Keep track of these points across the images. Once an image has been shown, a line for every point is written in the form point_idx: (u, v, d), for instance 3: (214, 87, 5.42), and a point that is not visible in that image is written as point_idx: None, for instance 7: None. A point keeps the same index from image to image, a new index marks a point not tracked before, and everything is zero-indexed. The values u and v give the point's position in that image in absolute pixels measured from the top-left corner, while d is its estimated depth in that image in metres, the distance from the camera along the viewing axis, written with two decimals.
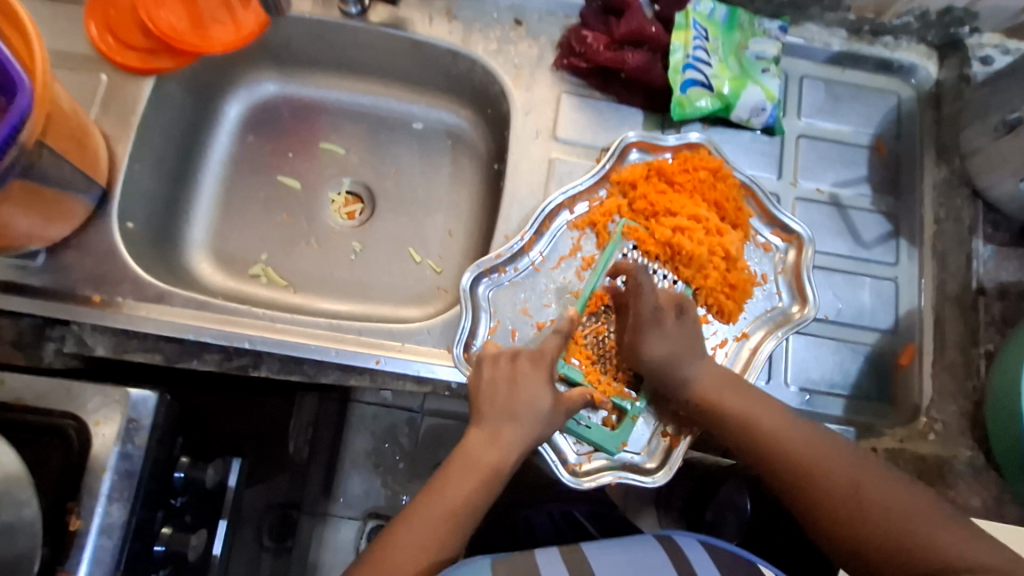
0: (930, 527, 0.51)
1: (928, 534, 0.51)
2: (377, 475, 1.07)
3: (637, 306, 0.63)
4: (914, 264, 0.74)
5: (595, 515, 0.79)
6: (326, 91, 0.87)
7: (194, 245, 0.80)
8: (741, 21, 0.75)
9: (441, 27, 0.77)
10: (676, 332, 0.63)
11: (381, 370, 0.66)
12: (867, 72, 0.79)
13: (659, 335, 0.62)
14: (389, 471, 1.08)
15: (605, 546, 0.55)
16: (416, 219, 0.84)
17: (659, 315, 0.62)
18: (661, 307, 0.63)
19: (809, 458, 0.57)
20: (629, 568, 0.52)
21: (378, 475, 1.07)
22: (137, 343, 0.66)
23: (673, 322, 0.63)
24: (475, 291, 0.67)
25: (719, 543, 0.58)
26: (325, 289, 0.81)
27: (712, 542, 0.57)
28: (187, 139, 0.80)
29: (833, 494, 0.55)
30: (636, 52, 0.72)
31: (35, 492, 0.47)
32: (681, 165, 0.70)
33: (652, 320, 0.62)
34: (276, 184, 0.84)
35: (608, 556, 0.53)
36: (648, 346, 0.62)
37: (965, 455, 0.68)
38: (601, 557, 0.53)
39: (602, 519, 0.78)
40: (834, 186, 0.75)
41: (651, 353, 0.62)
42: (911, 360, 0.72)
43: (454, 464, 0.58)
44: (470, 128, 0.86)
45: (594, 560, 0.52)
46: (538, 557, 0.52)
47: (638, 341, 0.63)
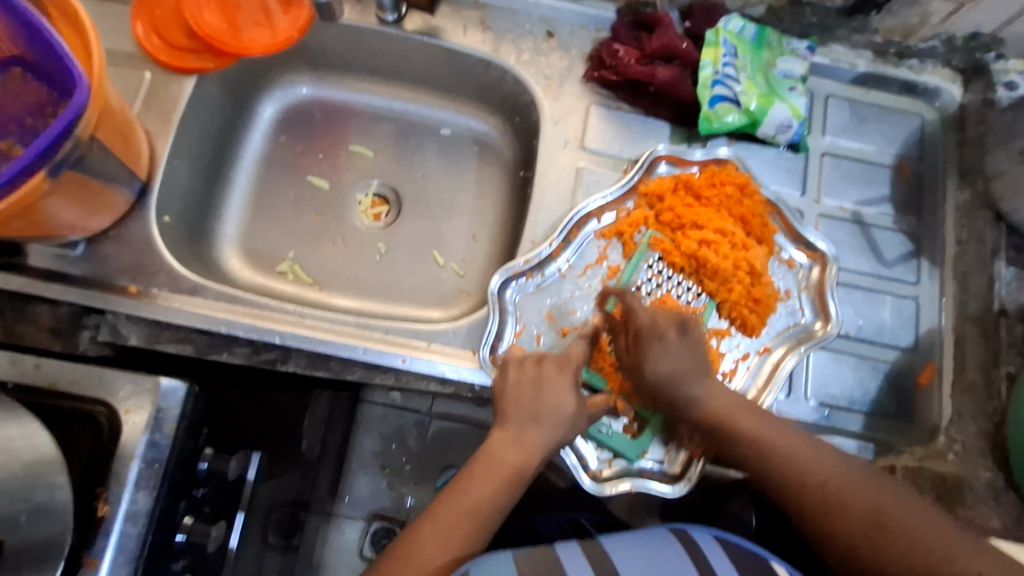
0: (956, 556, 0.51)
1: (953, 563, 0.51)
2: (384, 476, 1.08)
3: (633, 320, 0.63)
4: (935, 284, 0.75)
5: (601, 523, 0.78)
6: (358, 95, 0.89)
7: (225, 240, 0.82)
8: (769, 39, 0.76)
9: (475, 37, 0.79)
10: (680, 347, 0.62)
11: (406, 369, 0.67)
12: (892, 94, 0.80)
13: (662, 350, 0.61)
14: (396, 472, 1.09)
15: (624, 539, 0.56)
16: (439, 224, 0.86)
17: (659, 330, 0.61)
18: (659, 322, 0.62)
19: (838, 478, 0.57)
20: (648, 567, 0.53)
21: (384, 477, 1.08)
22: (170, 334, 0.68)
23: (676, 341, 0.62)
24: (503, 295, 0.68)
25: (732, 538, 0.58)
26: (350, 288, 0.82)
27: (726, 538, 0.58)
28: (223, 137, 0.82)
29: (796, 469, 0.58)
30: (666, 67, 0.74)
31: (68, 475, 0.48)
32: (708, 180, 0.72)
33: (650, 335, 0.62)
34: (305, 185, 0.86)
35: (629, 553, 0.54)
36: (650, 364, 0.61)
37: (984, 477, 0.68)
38: (623, 557, 0.53)
39: (606, 526, 0.77)
40: (857, 204, 0.76)
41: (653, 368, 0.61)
42: (931, 380, 0.72)
43: (477, 462, 0.59)
44: (498, 136, 0.88)
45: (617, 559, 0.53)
46: (559, 551, 0.53)
47: (638, 358, 0.62)
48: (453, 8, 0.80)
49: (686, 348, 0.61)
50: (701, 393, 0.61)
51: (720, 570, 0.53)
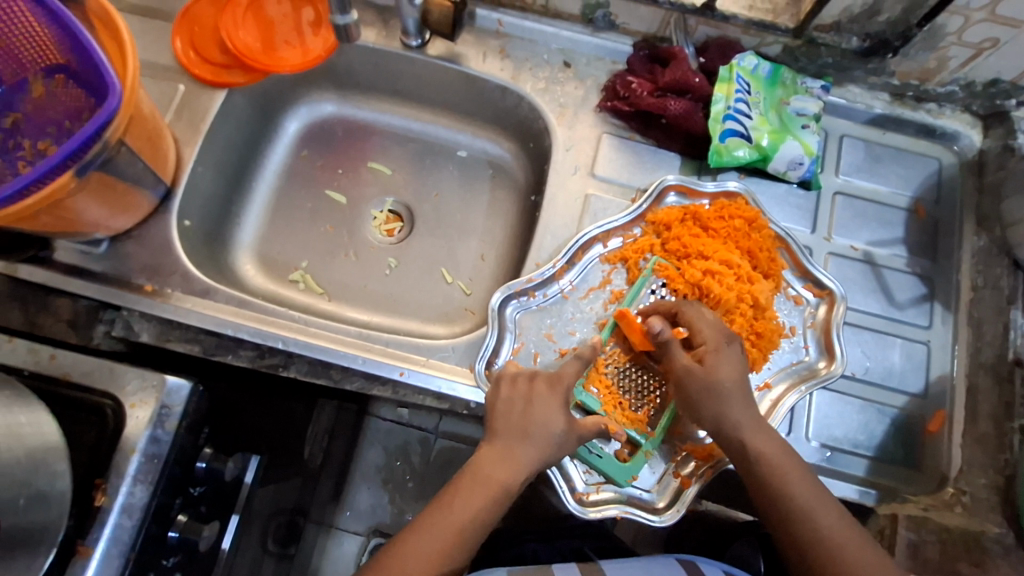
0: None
1: None
2: (385, 491, 1.09)
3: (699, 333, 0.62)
4: (948, 329, 0.73)
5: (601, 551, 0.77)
6: (380, 115, 0.92)
7: (241, 247, 0.85)
8: (784, 77, 0.76)
9: (493, 64, 0.82)
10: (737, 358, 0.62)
11: (403, 382, 0.68)
12: (908, 136, 0.80)
13: (726, 356, 0.61)
14: (397, 489, 1.09)
15: (628, 564, 0.65)
16: (451, 243, 0.88)
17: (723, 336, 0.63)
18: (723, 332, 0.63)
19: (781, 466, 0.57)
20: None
21: (386, 492, 1.09)
22: (179, 333, 0.70)
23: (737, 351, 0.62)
24: (503, 311, 0.69)
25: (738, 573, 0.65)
26: (357, 299, 0.84)
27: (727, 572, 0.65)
28: (248, 149, 0.86)
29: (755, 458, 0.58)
30: (678, 100, 0.75)
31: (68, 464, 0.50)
32: (717, 212, 0.73)
33: (716, 340, 0.62)
34: (323, 197, 0.89)
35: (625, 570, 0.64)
36: (718, 371, 0.60)
37: (993, 532, 0.64)
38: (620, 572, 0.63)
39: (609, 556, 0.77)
40: (869, 244, 0.75)
41: (721, 378, 0.60)
42: (940, 428, 0.69)
43: (465, 477, 0.58)
44: (512, 159, 0.89)
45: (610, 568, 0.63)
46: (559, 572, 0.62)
47: (709, 364, 0.60)
48: (474, 35, 0.82)
49: (735, 383, 0.60)
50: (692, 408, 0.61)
51: None
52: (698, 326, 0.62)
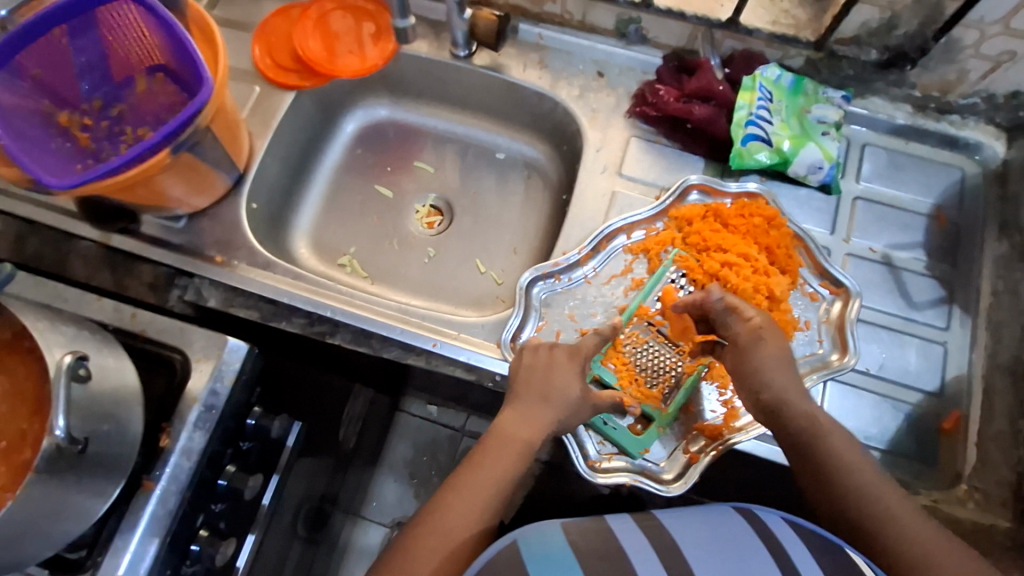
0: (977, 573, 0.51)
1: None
2: (411, 485, 1.15)
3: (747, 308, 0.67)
4: (966, 332, 0.74)
5: None
6: (428, 119, 1.01)
7: (298, 232, 0.94)
8: (807, 87, 0.81)
9: (533, 73, 0.89)
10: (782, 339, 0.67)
11: (436, 352, 0.74)
12: (931, 146, 0.82)
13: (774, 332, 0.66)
14: (423, 484, 1.15)
15: (683, 516, 0.55)
16: (486, 237, 0.95)
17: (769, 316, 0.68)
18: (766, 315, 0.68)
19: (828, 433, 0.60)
20: (711, 543, 0.52)
21: (411, 487, 1.15)
22: (242, 300, 0.78)
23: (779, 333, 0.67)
24: (530, 291, 0.75)
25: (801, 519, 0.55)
26: (399, 283, 0.92)
27: (796, 520, 0.54)
28: (309, 145, 0.96)
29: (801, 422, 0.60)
30: (702, 106, 0.80)
31: (139, 407, 0.58)
32: (737, 211, 0.77)
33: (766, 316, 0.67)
34: (373, 192, 0.98)
35: (687, 527, 0.54)
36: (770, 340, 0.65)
37: (1004, 527, 0.65)
38: (679, 528, 0.54)
39: None
40: (888, 247, 0.78)
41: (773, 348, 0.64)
42: (956, 427, 0.70)
43: (490, 437, 0.62)
44: (546, 161, 0.96)
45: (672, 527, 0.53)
46: (611, 524, 0.54)
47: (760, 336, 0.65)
48: (517, 46, 0.90)
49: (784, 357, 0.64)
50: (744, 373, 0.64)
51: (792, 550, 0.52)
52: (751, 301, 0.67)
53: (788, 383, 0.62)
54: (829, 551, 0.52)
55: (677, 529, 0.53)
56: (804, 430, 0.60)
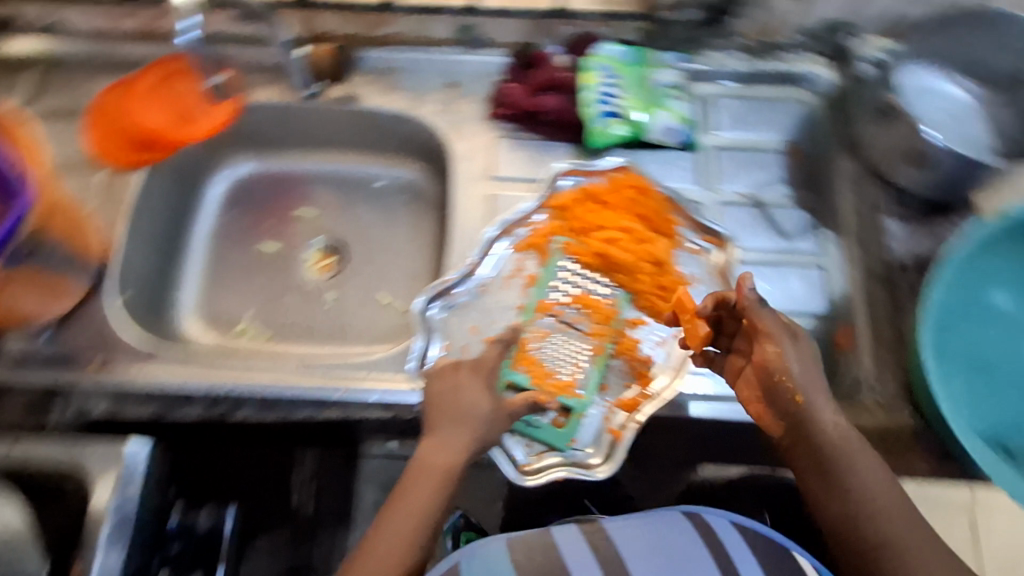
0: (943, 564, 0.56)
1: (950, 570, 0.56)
2: None
3: (761, 321, 0.62)
4: (839, 254, 0.78)
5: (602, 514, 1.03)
6: (297, 164, 0.98)
7: (184, 311, 0.89)
8: (644, 56, 0.84)
9: (386, 97, 0.88)
10: (804, 351, 0.62)
11: (346, 400, 0.72)
12: (772, 86, 0.86)
13: (796, 348, 0.62)
14: None
15: (630, 523, 0.69)
16: (383, 268, 0.93)
17: (789, 327, 0.63)
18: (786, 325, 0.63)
19: (840, 439, 0.59)
20: (649, 540, 0.67)
21: None
22: (133, 399, 0.72)
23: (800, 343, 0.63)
24: (426, 313, 0.73)
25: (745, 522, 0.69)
26: (303, 338, 0.89)
27: (743, 523, 0.69)
28: (175, 220, 0.91)
29: (821, 434, 0.59)
30: (552, 96, 0.82)
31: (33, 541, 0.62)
32: (610, 187, 0.78)
33: (785, 331, 0.63)
34: (257, 251, 0.95)
35: (631, 531, 0.68)
36: (789, 361, 0.61)
37: (909, 426, 0.68)
38: (624, 533, 0.68)
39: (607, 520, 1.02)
40: (753, 188, 0.82)
41: (791, 368, 0.61)
42: (849, 342, 0.73)
43: (412, 469, 0.61)
44: (424, 180, 0.95)
45: (616, 534, 0.68)
46: (558, 539, 0.68)
47: (776, 356, 0.61)
48: (363, 74, 0.89)
49: (800, 376, 0.61)
50: (776, 387, 0.61)
51: (733, 549, 0.66)
52: (767, 317, 0.62)
53: (809, 390, 0.61)
54: (776, 553, 0.67)
55: (620, 531, 0.68)
56: (813, 439, 0.60)
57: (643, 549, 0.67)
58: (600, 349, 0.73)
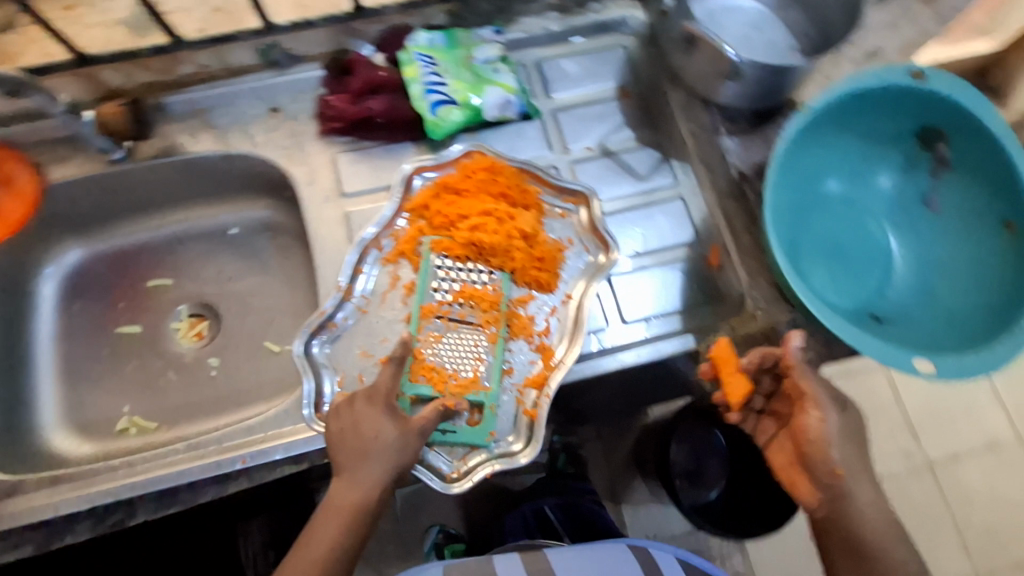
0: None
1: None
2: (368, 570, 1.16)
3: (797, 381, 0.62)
4: (692, 179, 0.82)
5: (561, 505, 1.09)
6: (134, 234, 0.89)
7: (48, 427, 0.80)
8: (459, 38, 0.83)
9: (206, 141, 0.81)
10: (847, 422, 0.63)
11: (249, 468, 0.67)
12: (589, 38, 0.89)
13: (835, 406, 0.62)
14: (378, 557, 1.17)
15: (569, 552, 0.72)
16: (262, 316, 0.87)
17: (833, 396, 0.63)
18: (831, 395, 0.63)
19: (861, 480, 0.61)
20: (586, 565, 0.70)
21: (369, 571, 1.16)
22: (4, 543, 0.64)
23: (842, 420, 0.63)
24: (310, 353, 0.70)
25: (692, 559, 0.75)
26: (196, 414, 0.82)
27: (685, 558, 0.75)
28: (7, 333, 0.81)
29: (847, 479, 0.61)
30: (375, 98, 0.79)
31: None
32: (462, 174, 0.78)
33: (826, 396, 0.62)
34: (116, 337, 0.86)
35: (566, 558, 0.71)
36: (828, 421, 0.61)
37: (785, 317, 0.74)
38: (561, 561, 0.71)
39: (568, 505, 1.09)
40: (601, 139, 0.84)
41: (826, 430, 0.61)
42: (719, 259, 0.78)
43: (320, 511, 0.61)
44: (280, 215, 0.90)
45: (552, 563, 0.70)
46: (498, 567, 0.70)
47: (817, 419, 0.61)
48: (173, 122, 0.82)
49: (837, 438, 0.61)
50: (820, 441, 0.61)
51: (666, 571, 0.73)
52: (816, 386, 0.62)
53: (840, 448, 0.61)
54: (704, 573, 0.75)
55: (557, 561, 0.70)
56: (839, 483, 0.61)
57: (581, 568, 0.69)
58: (496, 337, 0.71)
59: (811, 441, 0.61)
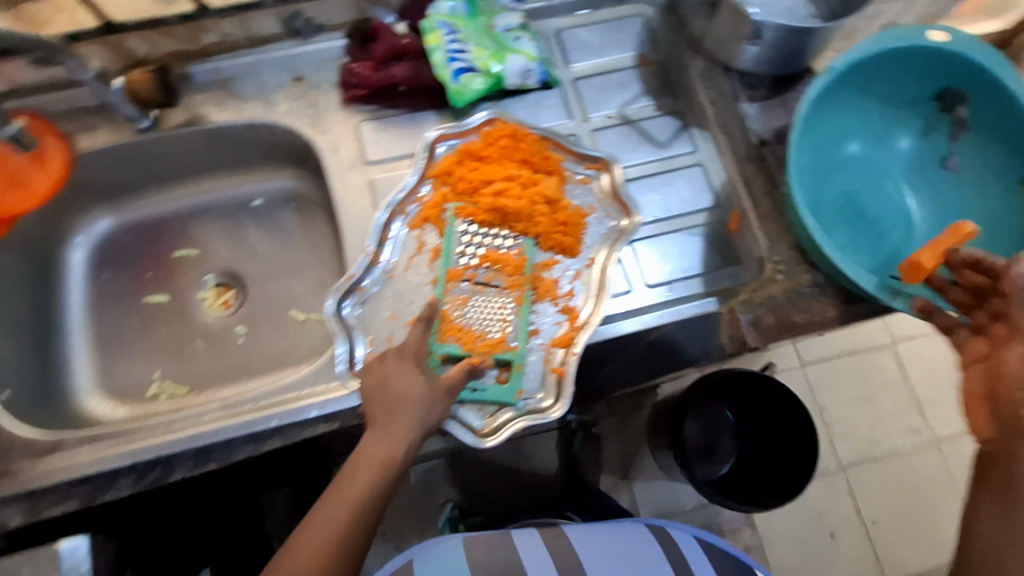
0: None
1: None
2: (388, 543, 1.18)
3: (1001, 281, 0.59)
4: (710, 144, 0.83)
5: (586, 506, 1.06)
6: (161, 205, 0.91)
7: (82, 391, 0.82)
8: (479, 6, 0.83)
9: (231, 110, 0.82)
10: None
11: (283, 426, 0.68)
12: (609, 7, 0.89)
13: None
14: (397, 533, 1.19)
15: (589, 525, 0.72)
16: (287, 284, 0.89)
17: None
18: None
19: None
20: (608, 543, 0.70)
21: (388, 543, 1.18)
22: (48, 500, 0.66)
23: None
24: (342, 314, 0.72)
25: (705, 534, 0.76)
26: (225, 379, 0.84)
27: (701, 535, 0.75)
28: (41, 300, 0.83)
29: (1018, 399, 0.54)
30: (398, 65, 0.80)
31: None
32: (485, 141, 0.79)
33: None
34: (145, 305, 0.88)
35: (589, 533, 0.71)
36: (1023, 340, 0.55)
37: (808, 278, 0.74)
38: (584, 535, 0.70)
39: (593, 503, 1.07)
40: (621, 107, 0.84)
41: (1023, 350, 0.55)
42: (739, 224, 0.79)
43: (349, 463, 0.60)
44: (304, 185, 0.91)
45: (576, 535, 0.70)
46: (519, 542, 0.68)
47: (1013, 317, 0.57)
48: (200, 91, 0.83)
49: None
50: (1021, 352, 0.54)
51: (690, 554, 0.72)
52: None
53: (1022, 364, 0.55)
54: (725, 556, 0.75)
55: (579, 535, 0.70)
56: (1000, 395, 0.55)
57: (602, 546, 0.69)
58: (521, 299, 0.73)
59: (1011, 372, 0.55)
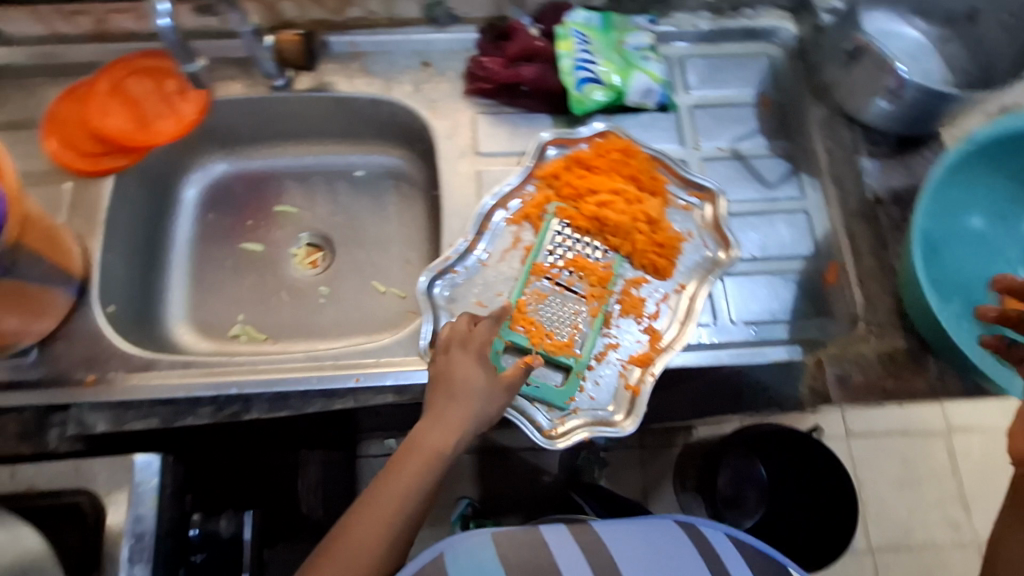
0: None
1: None
2: None
3: None
4: (818, 193, 0.81)
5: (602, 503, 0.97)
6: (272, 160, 0.95)
7: (173, 320, 0.87)
8: (614, 22, 0.85)
9: (360, 82, 0.86)
10: None
11: (361, 387, 0.71)
12: (738, 42, 0.89)
13: None
14: None
15: (625, 525, 0.60)
16: (373, 256, 0.92)
17: None
18: None
19: None
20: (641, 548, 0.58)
21: None
22: (134, 412, 0.70)
23: None
24: (431, 292, 0.74)
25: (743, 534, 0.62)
26: (301, 334, 0.87)
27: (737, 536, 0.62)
28: (152, 227, 0.88)
29: None
30: (527, 66, 0.82)
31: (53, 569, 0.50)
32: (596, 152, 0.80)
33: None
34: (240, 251, 0.92)
35: (623, 534, 0.59)
36: None
37: (901, 346, 0.72)
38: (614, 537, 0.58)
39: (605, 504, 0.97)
40: (734, 141, 0.84)
41: None
42: (837, 277, 0.77)
43: (400, 450, 0.61)
44: (407, 165, 0.95)
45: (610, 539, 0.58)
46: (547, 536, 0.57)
47: None
48: (334, 61, 0.87)
49: None
50: None
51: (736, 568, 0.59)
52: None
53: None
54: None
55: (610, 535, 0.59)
56: None
57: (636, 550, 0.57)
58: (598, 310, 0.74)
59: None
